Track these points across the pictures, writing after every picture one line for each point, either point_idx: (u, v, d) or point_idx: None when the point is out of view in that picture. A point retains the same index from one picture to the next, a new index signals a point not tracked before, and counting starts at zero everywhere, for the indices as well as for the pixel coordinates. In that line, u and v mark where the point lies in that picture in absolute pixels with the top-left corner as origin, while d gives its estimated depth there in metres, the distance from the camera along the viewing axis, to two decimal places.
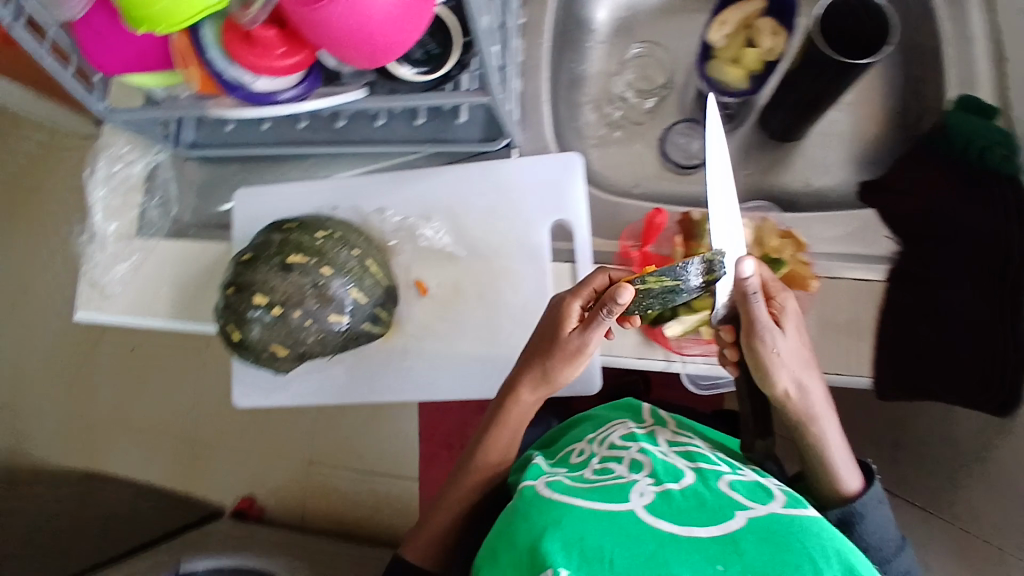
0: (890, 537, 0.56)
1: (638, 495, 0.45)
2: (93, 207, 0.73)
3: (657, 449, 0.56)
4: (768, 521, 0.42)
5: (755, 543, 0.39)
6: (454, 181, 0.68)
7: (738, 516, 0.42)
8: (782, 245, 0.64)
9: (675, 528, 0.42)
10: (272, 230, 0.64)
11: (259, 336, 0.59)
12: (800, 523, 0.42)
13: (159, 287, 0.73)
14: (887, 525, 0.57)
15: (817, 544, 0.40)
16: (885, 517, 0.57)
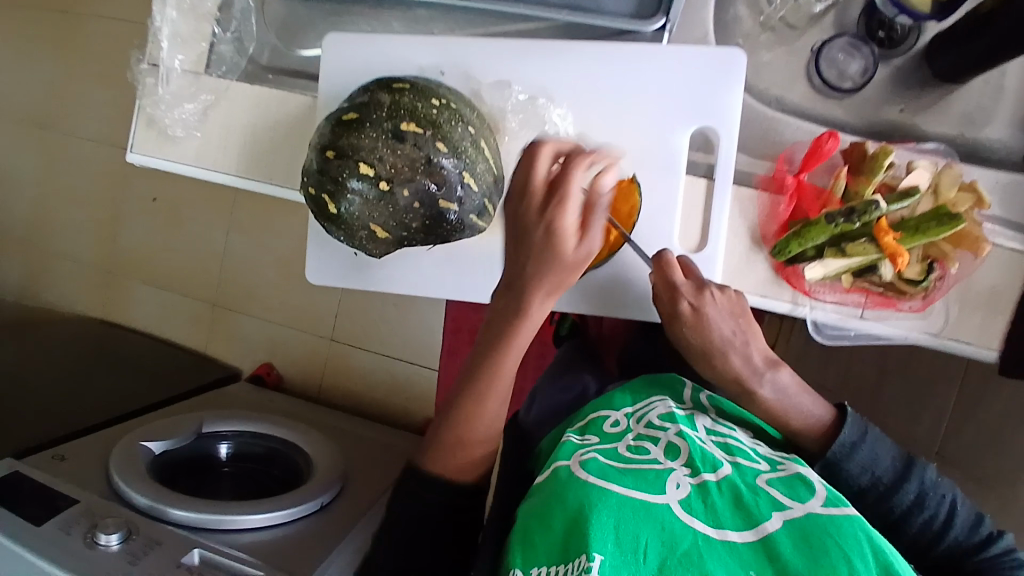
0: (887, 459, 0.51)
1: (674, 487, 0.40)
2: (157, 31, 0.64)
3: (694, 432, 0.46)
4: (808, 523, 0.37)
5: (795, 547, 0.36)
6: (591, 61, 0.58)
7: (774, 517, 0.38)
8: (959, 197, 0.53)
9: (708, 529, 0.37)
10: (379, 89, 0.55)
11: (358, 212, 0.52)
12: (840, 521, 0.37)
13: (225, 136, 0.65)
14: (881, 455, 0.52)
15: (855, 543, 0.35)
16: (877, 446, 0.52)
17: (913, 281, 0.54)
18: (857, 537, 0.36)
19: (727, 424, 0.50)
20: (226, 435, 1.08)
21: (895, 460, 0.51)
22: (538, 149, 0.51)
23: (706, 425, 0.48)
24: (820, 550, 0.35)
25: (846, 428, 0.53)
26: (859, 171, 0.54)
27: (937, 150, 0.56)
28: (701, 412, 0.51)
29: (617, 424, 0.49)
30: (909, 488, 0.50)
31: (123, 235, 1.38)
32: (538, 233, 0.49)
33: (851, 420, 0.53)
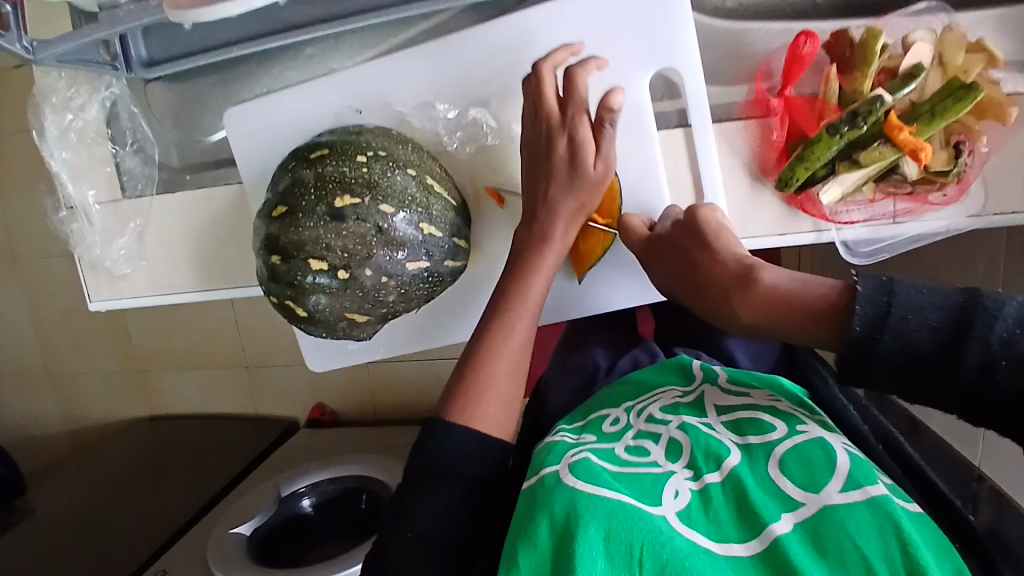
0: (948, 319, 0.31)
1: (671, 496, 0.35)
2: (56, 175, 0.58)
3: (701, 421, 0.42)
4: (824, 521, 0.32)
5: (808, 555, 0.31)
6: (513, 45, 0.50)
7: (784, 519, 0.33)
8: (968, 63, 0.46)
9: (709, 542, 0.33)
10: (295, 164, 0.49)
11: (328, 307, 0.48)
12: (861, 511, 0.32)
13: (172, 254, 0.60)
14: (927, 309, 0.31)
15: (876, 541, 0.31)
16: (918, 299, 0.32)
17: (943, 171, 0.47)
18: (880, 528, 0.31)
19: (742, 390, 0.45)
20: (304, 490, 1.10)
21: (948, 317, 0.31)
22: (541, 70, 0.47)
23: (715, 404, 0.43)
24: (837, 558, 0.31)
25: (860, 302, 0.33)
26: (849, 67, 0.46)
27: (929, 8, 0.47)
28: (711, 387, 0.46)
29: (616, 422, 0.44)
30: (974, 355, 0.30)
31: (135, 336, 1.36)
32: (563, 147, 0.46)
33: (863, 290, 0.33)
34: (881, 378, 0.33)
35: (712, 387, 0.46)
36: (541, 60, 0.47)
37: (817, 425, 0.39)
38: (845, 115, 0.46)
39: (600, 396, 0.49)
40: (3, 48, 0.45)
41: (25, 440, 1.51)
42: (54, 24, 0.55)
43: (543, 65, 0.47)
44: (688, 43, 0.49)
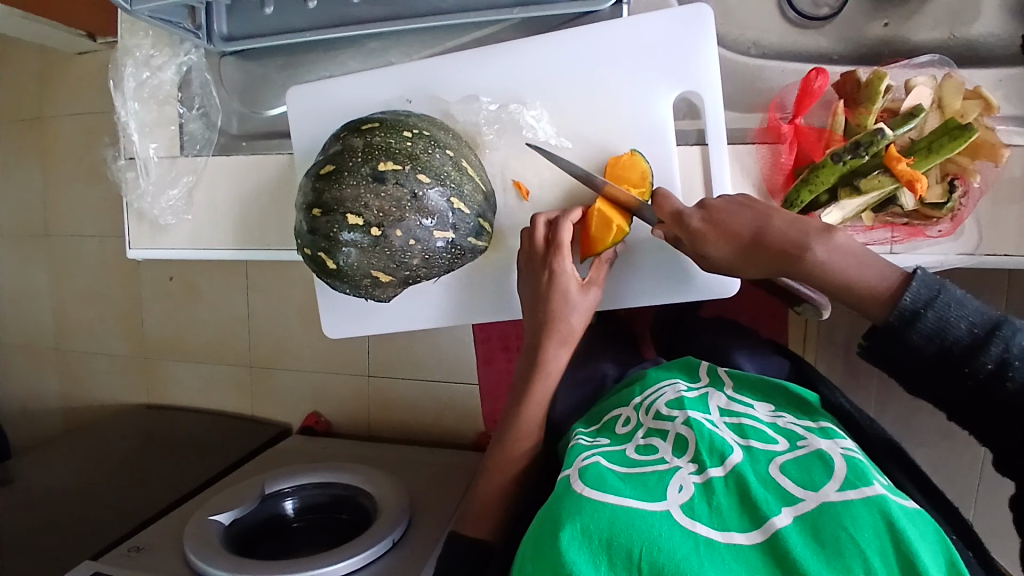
0: (973, 328, 0.43)
1: (676, 490, 0.39)
2: (125, 125, 0.64)
3: (706, 417, 0.46)
4: (821, 516, 0.36)
5: (806, 547, 0.34)
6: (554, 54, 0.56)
7: (783, 513, 0.36)
8: (965, 107, 0.51)
9: (713, 533, 0.36)
10: (348, 134, 0.54)
11: (357, 262, 0.51)
12: (854, 510, 0.35)
13: (215, 212, 0.65)
14: (966, 307, 0.43)
15: (869, 535, 0.34)
16: (961, 298, 0.43)
17: (937, 204, 0.51)
18: (874, 525, 0.34)
19: (745, 401, 0.49)
20: (289, 491, 1.09)
21: (982, 318, 0.43)
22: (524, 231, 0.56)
23: (719, 408, 0.48)
24: (834, 549, 0.34)
25: (912, 287, 0.44)
26: (855, 103, 0.51)
27: (933, 61, 0.53)
28: (716, 390, 0.51)
29: (628, 423, 0.49)
30: (995, 351, 0.42)
31: (148, 320, 1.40)
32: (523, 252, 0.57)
33: (921, 277, 0.45)
34: (910, 354, 0.44)
35: (717, 391, 0.51)
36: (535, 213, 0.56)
37: (814, 438, 0.43)
38: (849, 144, 0.50)
39: (616, 399, 0.54)
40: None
41: (23, 412, 1.52)
42: None
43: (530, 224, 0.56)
44: (712, 72, 0.54)
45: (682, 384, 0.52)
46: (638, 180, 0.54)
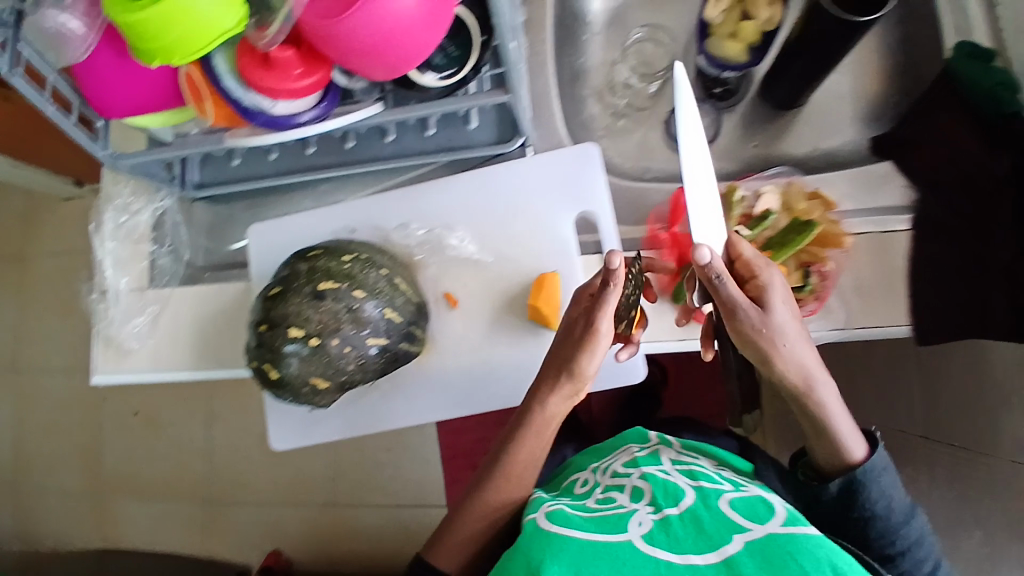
0: (899, 505, 0.58)
1: (636, 525, 0.47)
2: (101, 261, 0.71)
3: (659, 468, 0.56)
4: (768, 544, 0.42)
5: (753, 564, 0.40)
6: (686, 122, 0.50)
7: (734, 539, 0.43)
8: (811, 207, 0.63)
9: (672, 557, 0.43)
10: (296, 259, 0.62)
11: (298, 371, 0.57)
12: (797, 540, 0.42)
13: (178, 335, 0.71)
14: (894, 490, 0.58)
15: (813, 560, 0.40)
16: (892, 482, 0.59)
17: (799, 288, 0.62)
18: (809, 546, 0.41)
19: (691, 456, 0.62)
20: None
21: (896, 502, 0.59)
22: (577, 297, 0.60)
23: (671, 460, 0.59)
24: (777, 563, 0.40)
25: (875, 455, 0.58)
26: (718, 212, 0.64)
27: (778, 172, 0.68)
28: (666, 448, 0.63)
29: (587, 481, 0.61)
30: (897, 527, 0.58)
31: (109, 456, 1.37)
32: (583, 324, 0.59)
33: (878, 456, 0.58)
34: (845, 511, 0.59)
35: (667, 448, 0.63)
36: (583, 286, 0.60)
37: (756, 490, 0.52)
38: None
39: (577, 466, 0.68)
40: (89, 149, 0.61)
41: None
42: (131, 145, 0.69)
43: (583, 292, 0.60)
44: (601, 196, 0.66)
45: (635, 447, 0.65)
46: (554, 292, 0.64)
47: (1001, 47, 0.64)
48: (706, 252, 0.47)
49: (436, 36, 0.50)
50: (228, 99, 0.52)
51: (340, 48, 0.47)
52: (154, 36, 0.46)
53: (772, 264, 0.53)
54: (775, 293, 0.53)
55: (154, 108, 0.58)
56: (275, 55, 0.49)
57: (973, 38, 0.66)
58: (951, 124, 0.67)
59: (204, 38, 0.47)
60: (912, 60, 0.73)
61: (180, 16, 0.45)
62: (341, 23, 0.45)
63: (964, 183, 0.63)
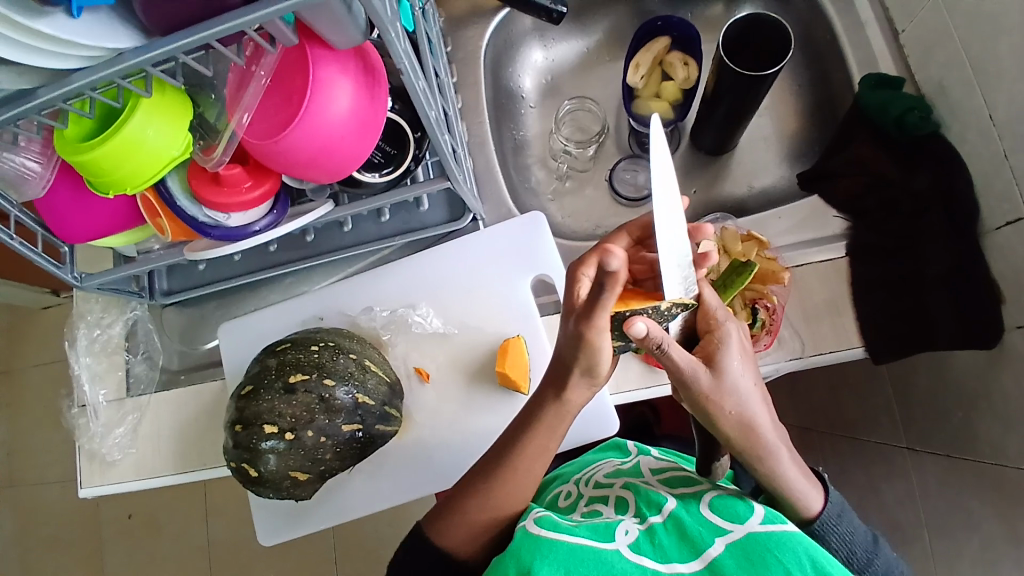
0: (860, 542, 0.55)
1: (623, 533, 0.47)
2: (78, 377, 0.73)
3: (641, 479, 0.56)
4: (749, 543, 0.44)
5: (737, 568, 0.42)
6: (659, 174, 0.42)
7: (717, 542, 0.44)
8: (747, 248, 0.68)
9: (657, 566, 0.44)
10: (267, 354, 0.64)
11: (276, 466, 0.59)
12: (777, 537, 0.43)
13: (160, 440, 0.72)
14: (854, 536, 0.55)
15: (793, 555, 0.42)
16: (850, 527, 0.55)
17: (748, 324, 0.65)
18: (793, 549, 0.42)
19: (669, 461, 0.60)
20: None
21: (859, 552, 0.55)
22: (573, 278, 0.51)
23: (649, 466, 0.58)
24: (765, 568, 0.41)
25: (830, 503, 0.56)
26: None
27: (717, 217, 0.75)
28: (645, 454, 0.62)
29: (569, 495, 0.59)
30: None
31: (107, 565, 1.33)
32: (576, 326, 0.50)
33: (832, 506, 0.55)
34: None
35: (645, 455, 0.62)
36: (575, 268, 0.51)
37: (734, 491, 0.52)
38: None
39: (558, 478, 0.65)
40: (58, 276, 0.63)
41: None
42: (99, 264, 0.73)
43: (577, 275, 0.50)
44: (552, 259, 0.70)
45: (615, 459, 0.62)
46: (519, 361, 0.66)
47: (906, 76, 0.69)
48: (641, 328, 0.46)
49: (371, 141, 0.55)
50: (183, 217, 0.57)
51: (281, 161, 0.52)
52: (107, 171, 0.50)
53: (730, 316, 0.52)
54: (732, 354, 0.51)
55: (115, 228, 0.61)
56: (224, 173, 0.55)
57: (880, 69, 0.71)
58: (866, 149, 0.71)
59: (154, 167, 0.51)
60: (825, 95, 0.78)
61: (126, 150, 0.49)
62: (278, 143, 0.50)
63: (888, 206, 0.68)
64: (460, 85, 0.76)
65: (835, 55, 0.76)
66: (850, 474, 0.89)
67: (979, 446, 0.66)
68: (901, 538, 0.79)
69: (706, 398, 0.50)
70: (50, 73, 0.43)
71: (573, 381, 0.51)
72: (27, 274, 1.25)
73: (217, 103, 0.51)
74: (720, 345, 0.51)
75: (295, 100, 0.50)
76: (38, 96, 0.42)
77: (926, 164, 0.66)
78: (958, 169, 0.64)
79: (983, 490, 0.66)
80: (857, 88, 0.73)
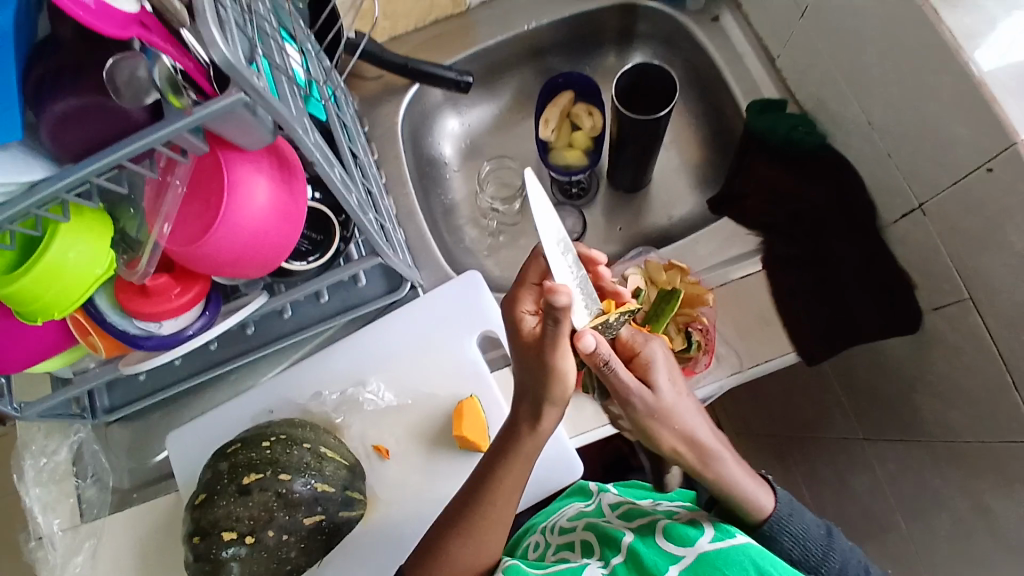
0: (815, 537, 0.57)
1: None
2: (29, 509, 0.68)
3: (600, 517, 0.57)
4: (701, 565, 0.45)
5: None
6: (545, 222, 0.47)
7: (671, 568, 0.46)
8: (671, 276, 0.71)
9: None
10: (218, 458, 0.62)
11: (240, 573, 0.57)
12: (725, 553, 0.45)
13: (118, 566, 0.68)
14: (807, 529, 0.57)
15: (741, 569, 0.44)
16: (803, 521, 0.57)
17: (686, 349, 0.69)
18: (740, 564, 0.44)
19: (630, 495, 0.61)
20: None
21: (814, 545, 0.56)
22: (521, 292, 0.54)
23: (608, 501, 0.59)
24: None
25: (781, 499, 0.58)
26: None
27: (642, 251, 0.79)
28: (605, 491, 0.62)
29: (538, 545, 0.58)
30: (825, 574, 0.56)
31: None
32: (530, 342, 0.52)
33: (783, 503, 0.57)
34: None
35: (606, 491, 0.62)
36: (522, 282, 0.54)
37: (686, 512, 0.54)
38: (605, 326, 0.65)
39: (527, 530, 0.65)
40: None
41: None
42: (35, 391, 0.71)
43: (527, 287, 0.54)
44: (492, 314, 0.72)
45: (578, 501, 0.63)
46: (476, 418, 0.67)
47: (788, 97, 0.76)
48: (592, 339, 0.47)
49: (297, 231, 0.56)
50: (114, 333, 0.57)
51: (209, 263, 0.53)
52: (35, 298, 0.50)
53: (649, 338, 0.55)
54: (660, 373, 0.53)
55: (49, 351, 0.59)
56: (150, 284, 0.55)
57: (763, 94, 0.78)
58: (763, 167, 0.76)
59: (83, 286, 0.51)
60: (720, 124, 0.85)
61: (53, 274, 0.49)
62: (202, 246, 0.51)
63: (793, 217, 0.73)
64: (382, 162, 0.80)
65: (720, 88, 0.83)
66: (821, 471, 0.92)
67: (927, 422, 0.69)
68: (880, 525, 0.81)
69: (649, 417, 0.52)
70: None
71: (546, 412, 0.51)
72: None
73: (136, 216, 0.52)
74: (647, 365, 0.54)
75: (214, 203, 0.51)
76: None
77: (820, 173, 0.72)
78: (847, 172, 0.70)
79: (943, 463, 0.69)
80: (745, 115, 0.80)
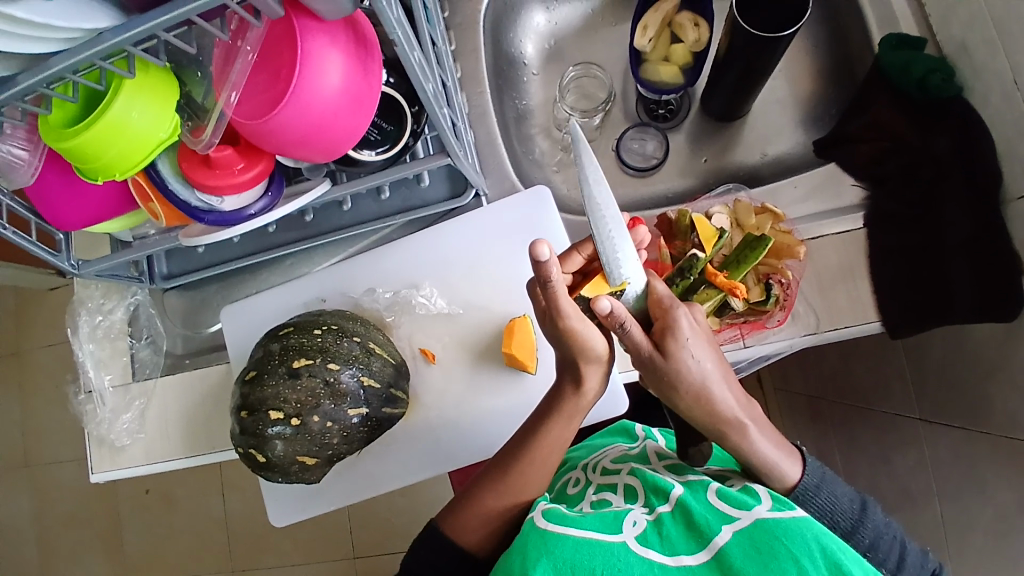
0: (842, 510, 0.55)
1: (630, 525, 0.46)
2: (83, 364, 0.73)
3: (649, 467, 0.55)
4: (756, 531, 0.42)
5: (744, 556, 0.41)
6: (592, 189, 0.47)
7: (725, 529, 0.43)
8: (761, 221, 0.67)
9: (664, 558, 0.43)
10: (270, 339, 0.63)
11: (284, 451, 0.59)
12: (784, 524, 0.42)
13: (168, 425, 0.72)
14: (834, 503, 0.55)
15: (802, 541, 0.41)
16: (829, 494, 0.55)
17: (761, 301, 0.65)
18: (800, 538, 0.41)
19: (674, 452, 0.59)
20: None
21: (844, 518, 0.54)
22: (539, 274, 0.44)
23: (656, 451, 0.59)
24: (773, 557, 0.41)
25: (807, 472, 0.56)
26: (673, 237, 0.68)
27: (729, 188, 0.72)
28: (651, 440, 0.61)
29: (577, 483, 0.58)
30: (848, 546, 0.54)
31: (129, 541, 1.36)
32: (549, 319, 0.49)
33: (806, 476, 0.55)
34: None
35: (651, 440, 0.61)
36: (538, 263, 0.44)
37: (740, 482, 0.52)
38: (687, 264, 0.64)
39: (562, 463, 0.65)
40: (55, 264, 0.61)
41: None
42: (98, 250, 0.72)
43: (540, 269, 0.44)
44: (555, 234, 0.68)
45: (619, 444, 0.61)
46: (526, 343, 0.65)
47: (931, 33, 0.65)
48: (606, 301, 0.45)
49: (366, 118, 0.52)
50: (175, 202, 0.55)
51: (274, 141, 0.50)
52: (96, 156, 0.48)
53: (679, 303, 0.49)
54: (684, 338, 0.48)
55: (110, 213, 0.59)
56: (214, 156, 0.52)
57: (902, 26, 0.67)
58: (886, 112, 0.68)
59: (143, 150, 0.49)
60: (843, 55, 0.74)
61: (115, 134, 0.47)
62: (270, 121, 0.48)
63: (906, 172, 0.65)
64: (459, 54, 0.73)
65: (853, 12, 0.71)
66: (862, 443, 0.88)
67: (997, 420, 0.64)
68: (913, 507, 0.78)
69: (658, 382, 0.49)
70: (26, 57, 0.41)
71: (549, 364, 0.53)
72: (29, 255, 1.26)
73: (204, 81, 0.49)
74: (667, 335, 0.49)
75: (284, 76, 0.47)
76: (19, 83, 0.39)
77: (951, 129, 0.63)
78: (983, 133, 0.60)
79: (1001, 463, 0.64)
80: (877, 48, 0.69)
